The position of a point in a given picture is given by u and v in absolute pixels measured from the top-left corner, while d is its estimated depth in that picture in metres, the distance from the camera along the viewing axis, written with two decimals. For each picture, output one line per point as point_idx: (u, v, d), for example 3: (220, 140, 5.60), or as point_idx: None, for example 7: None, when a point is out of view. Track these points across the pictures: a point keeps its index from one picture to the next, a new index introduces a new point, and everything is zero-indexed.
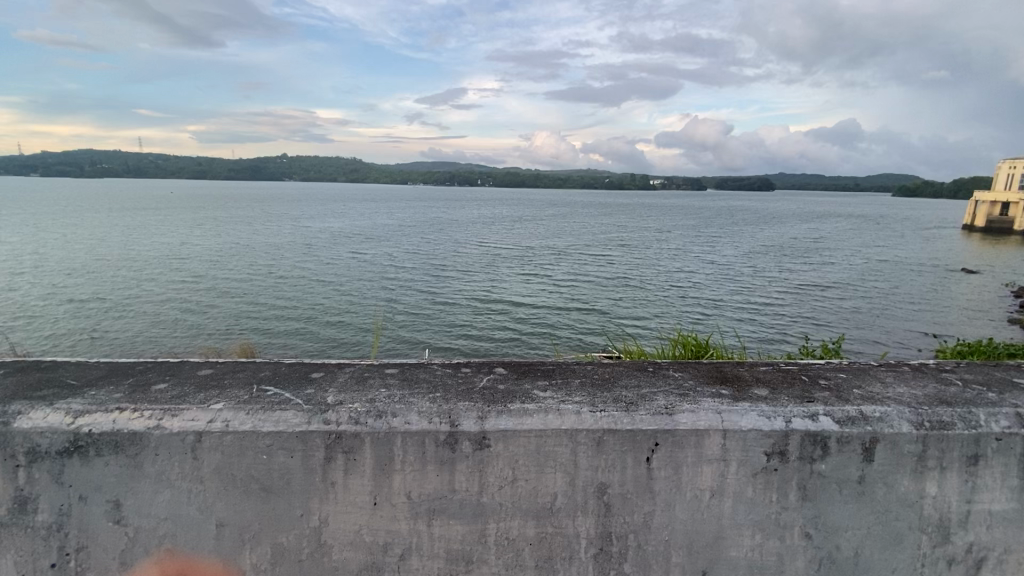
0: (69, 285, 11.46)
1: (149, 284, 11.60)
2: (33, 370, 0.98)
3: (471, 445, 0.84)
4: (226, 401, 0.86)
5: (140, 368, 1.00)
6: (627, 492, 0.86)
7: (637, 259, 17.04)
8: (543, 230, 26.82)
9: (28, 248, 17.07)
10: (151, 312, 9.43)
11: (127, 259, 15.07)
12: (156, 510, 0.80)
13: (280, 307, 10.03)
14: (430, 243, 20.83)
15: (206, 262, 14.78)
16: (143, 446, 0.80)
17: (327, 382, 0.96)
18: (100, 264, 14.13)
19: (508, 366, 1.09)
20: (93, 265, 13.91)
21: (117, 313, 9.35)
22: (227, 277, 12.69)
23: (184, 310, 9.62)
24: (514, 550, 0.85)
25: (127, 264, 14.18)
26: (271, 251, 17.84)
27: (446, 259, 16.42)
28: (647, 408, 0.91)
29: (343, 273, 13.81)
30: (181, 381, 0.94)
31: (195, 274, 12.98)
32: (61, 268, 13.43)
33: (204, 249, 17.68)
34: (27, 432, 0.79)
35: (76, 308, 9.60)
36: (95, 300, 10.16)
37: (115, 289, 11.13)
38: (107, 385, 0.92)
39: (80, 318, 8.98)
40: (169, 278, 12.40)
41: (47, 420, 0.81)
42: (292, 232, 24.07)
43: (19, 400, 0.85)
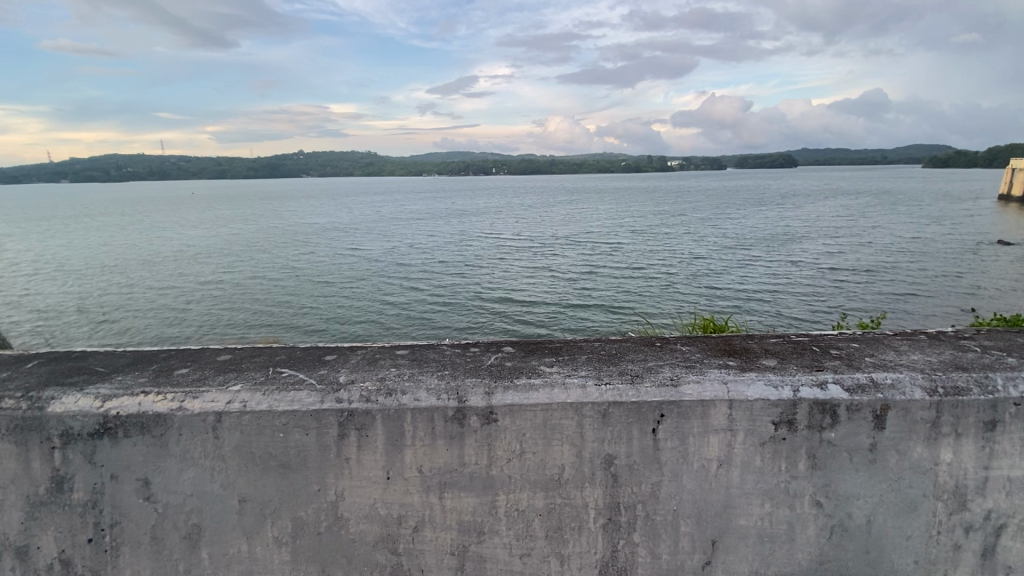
0: (96, 286, 11.87)
1: (174, 283, 11.94)
2: (65, 360, 1.03)
3: (479, 419, 0.86)
4: (244, 383, 0.90)
5: (163, 356, 1.05)
6: (634, 463, 0.87)
7: (651, 246, 16.79)
8: (558, 218, 26.65)
9: (59, 252, 17.69)
10: (177, 310, 9.73)
11: (152, 259, 15.52)
12: (182, 486, 0.84)
13: (296, 303, 10.20)
14: (446, 236, 20.94)
15: (227, 260, 15.11)
16: (167, 427, 0.84)
17: (339, 363, 0.99)
18: (125, 265, 14.58)
19: (516, 345, 1.10)
20: (114, 267, 14.29)
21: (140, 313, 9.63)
22: (247, 274, 12.96)
23: (205, 308, 9.87)
24: (524, 521, 0.87)
25: (152, 265, 14.60)
26: (289, 247, 18.12)
27: (461, 251, 16.49)
28: (653, 380, 0.92)
29: (359, 267, 13.97)
30: (202, 366, 0.99)
31: (216, 273, 13.30)
32: (84, 271, 13.84)
33: (225, 247, 18.04)
34: (59, 416, 0.84)
35: (100, 309, 9.91)
36: (122, 300, 10.51)
37: (142, 289, 11.48)
38: (133, 371, 0.96)
39: (111, 317, 9.36)
40: (191, 277, 12.75)
41: (77, 405, 0.85)
42: (310, 228, 24.38)
43: (53, 387, 0.90)
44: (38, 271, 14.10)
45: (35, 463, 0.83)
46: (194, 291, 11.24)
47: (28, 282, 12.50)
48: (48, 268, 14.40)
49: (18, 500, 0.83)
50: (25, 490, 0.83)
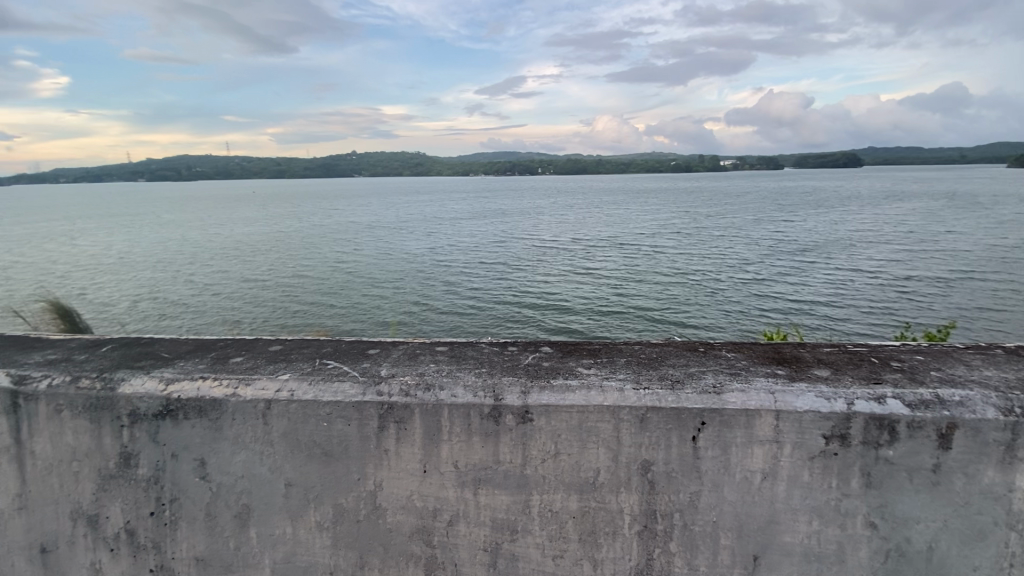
0: (166, 279, 12.75)
1: (235, 278, 12.65)
2: (135, 345, 1.12)
3: (514, 418, 0.86)
4: (292, 372, 0.95)
5: (221, 344, 1.11)
6: (672, 471, 0.85)
7: (699, 249, 16.28)
8: (604, 220, 26.30)
9: (134, 246, 19.10)
10: (236, 303, 10.31)
11: (216, 255, 16.50)
12: (234, 468, 0.89)
13: (346, 299, 10.57)
14: (491, 236, 21.11)
15: (283, 257, 15.84)
16: (222, 411, 0.89)
17: (381, 357, 1.02)
18: (193, 260, 15.57)
19: (555, 345, 1.10)
20: (180, 262, 15.28)
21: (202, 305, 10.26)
22: (301, 270, 13.54)
23: (259, 302, 10.39)
24: (557, 522, 0.87)
25: (215, 260, 15.52)
26: (341, 245, 18.79)
27: (505, 251, 16.59)
28: (693, 387, 0.90)
29: (406, 266, 14.33)
30: (254, 355, 1.04)
31: (273, 268, 13.97)
32: (154, 265, 14.88)
33: (281, 244, 18.94)
34: (128, 396, 0.91)
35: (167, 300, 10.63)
36: (187, 292, 11.23)
37: (206, 282, 12.24)
38: (193, 358, 1.03)
39: (178, 308, 10.03)
40: (250, 272, 13.46)
41: (144, 386, 0.92)
42: (360, 227, 25.22)
43: (124, 369, 0.97)
44: (117, 264, 15.30)
45: (106, 439, 0.90)
46: (252, 285, 11.85)
47: (106, 274, 13.57)
48: (125, 261, 15.60)
49: (90, 473, 0.90)
50: (95, 464, 0.90)
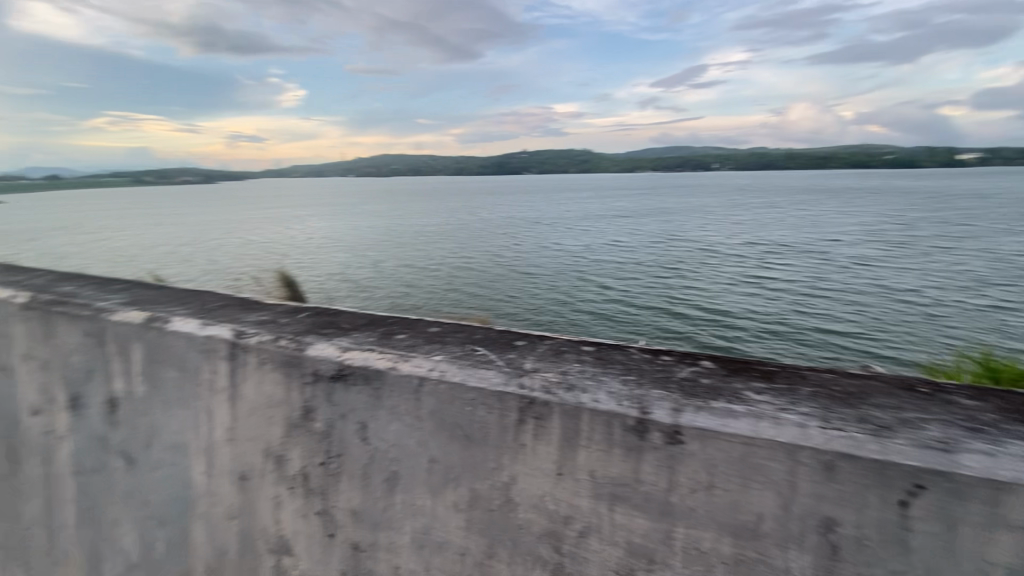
0: (364, 262, 14.98)
1: (416, 265, 14.30)
2: (325, 313, 1.29)
3: (662, 436, 0.77)
4: (444, 354, 0.99)
5: (389, 320, 1.22)
6: (865, 538, 0.67)
7: (917, 263, 13.40)
8: (787, 223, 23.33)
9: (344, 232, 22.83)
10: (415, 286, 11.64)
11: (403, 244, 18.84)
12: (388, 436, 0.96)
13: (506, 290, 11.17)
14: (654, 236, 20.27)
15: (456, 248, 17.41)
16: (383, 382, 0.96)
17: (527, 350, 1.01)
18: (385, 247, 18.02)
19: (717, 360, 0.97)
20: (375, 249, 17.87)
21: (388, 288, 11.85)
22: (469, 261, 14.70)
23: (432, 286, 11.59)
24: (704, 564, 0.75)
25: (402, 248, 17.76)
26: (506, 239, 19.91)
27: (668, 253, 15.78)
28: (907, 438, 0.70)
29: (564, 262, 14.58)
30: (415, 334, 1.12)
31: (447, 258, 15.44)
32: (356, 251, 17.65)
33: (455, 236, 20.82)
34: (312, 358, 1.04)
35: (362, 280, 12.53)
36: (378, 274, 13.04)
37: (393, 266, 14.07)
38: (366, 330, 1.15)
39: (370, 286, 11.71)
40: (428, 260, 15.07)
41: (326, 350, 1.05)
42: (525, 222, 26.40)
43: (313, 334, 1.12)
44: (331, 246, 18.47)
45: (294, 392, 1.05)
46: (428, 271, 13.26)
47: (322, 256, 16.54)
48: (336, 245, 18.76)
49: (281, 420, 1.07)
50: (284, 413, 1.06)
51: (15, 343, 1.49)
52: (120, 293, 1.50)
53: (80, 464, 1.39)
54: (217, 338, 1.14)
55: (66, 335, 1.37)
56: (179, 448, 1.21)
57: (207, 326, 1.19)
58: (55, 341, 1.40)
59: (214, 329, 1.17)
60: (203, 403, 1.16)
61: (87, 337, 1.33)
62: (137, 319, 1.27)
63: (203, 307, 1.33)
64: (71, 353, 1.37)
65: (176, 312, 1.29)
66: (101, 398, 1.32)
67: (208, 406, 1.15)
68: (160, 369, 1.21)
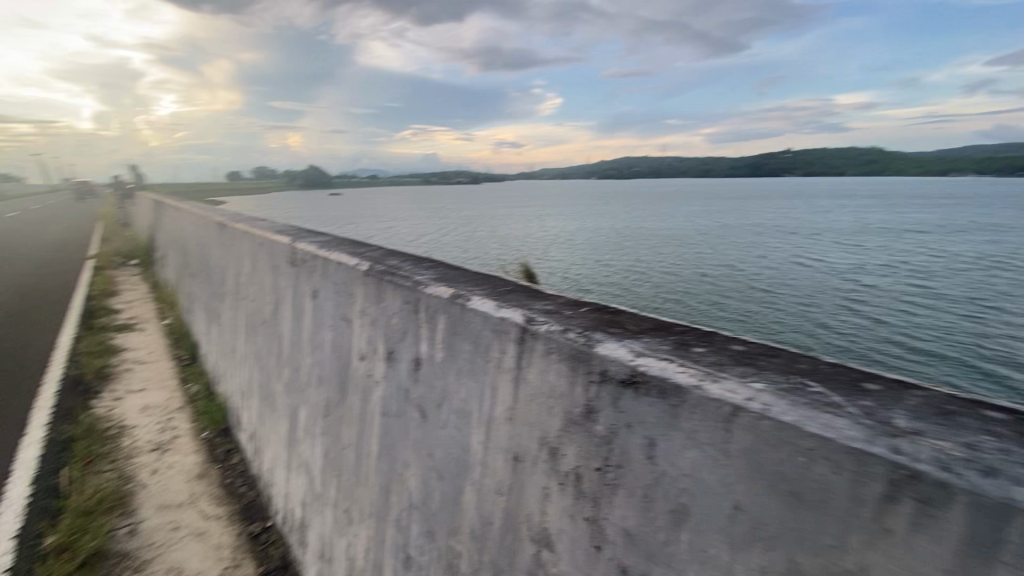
0: (597, 267, 15.42)
1: (648, 280, 14.06)
2: (606, 311, 1.24)
3: None
4: (766, 384, 0.82)
5: (680, 329, 1.11)
6: None
7: None
8: None
9: (580, 234, 23.89)
10: (647, 307, 11.44)
11: (636, 251, 18.72)
12: (681, 463, 0.83)
13: (750, 331, 10.09)
14: (967, 266, 15.49)
15: (692, 264, 16.49)
16: (683, 400, 0.84)
17: (889, 402, 0.76)
18: (618, 253, 18.19)
19: None
20: (610, 253, 18.17)
21: (620, 297, 11.87)
22: (707, 285, 13.76)
23: (665, 310, 11.18)
24: None
25: (634, 256, 17.66)
26: (752, 255, 17.90)
27: (989, 302, 11.95)
28: None
29: (826, 299, 12.40)
30: (717, 350, 0.97)
31: (681, 276, 14.75)
32: (592, 253, 18.26)
33: (692, 247, 19.67)
34: (603, 356, 0.98)
35: (596, 287, 12.85)
36: (610, 284, 13.27)
37: (625, 278, 14.13)
38: (657, 336, 1.05)
39: (602, 296, 11.98)
40: (661, 276, 14.67)
41: (618, 351, 0.98)
42: (777, 233, 23.23)
43: (602, 331, 1.08)
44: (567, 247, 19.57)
45: (579, 388, 1.01)
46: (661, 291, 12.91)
47: (561, 255, 17.60)
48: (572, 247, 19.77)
49: (561, 412, 1.05)
50: (566, 407, 1.04)
51: (358, 301, 1.90)
52: (430, 270, 1.75)
53: (387, 408, 1.66)
54: (509, 320, 1.20)
55: (391, 300, 1.66)
56: (462, 415, 1.32)
57: (501, 307, 1.27)
58: (383, 304, 1.71)
59: (507, 311, 1.24)
60: (489, 379, 1.23)
61: (406, 304, 1.58)
62: (444, 293, 1.43)
63: (494, 289, 1.44)
64: (393, 315, 1.65)
65: (474, 290, 1.42)
66: (409, 357, 1.55)
67: (493, 382, 1.22)
68: (457, 341, 1.35)
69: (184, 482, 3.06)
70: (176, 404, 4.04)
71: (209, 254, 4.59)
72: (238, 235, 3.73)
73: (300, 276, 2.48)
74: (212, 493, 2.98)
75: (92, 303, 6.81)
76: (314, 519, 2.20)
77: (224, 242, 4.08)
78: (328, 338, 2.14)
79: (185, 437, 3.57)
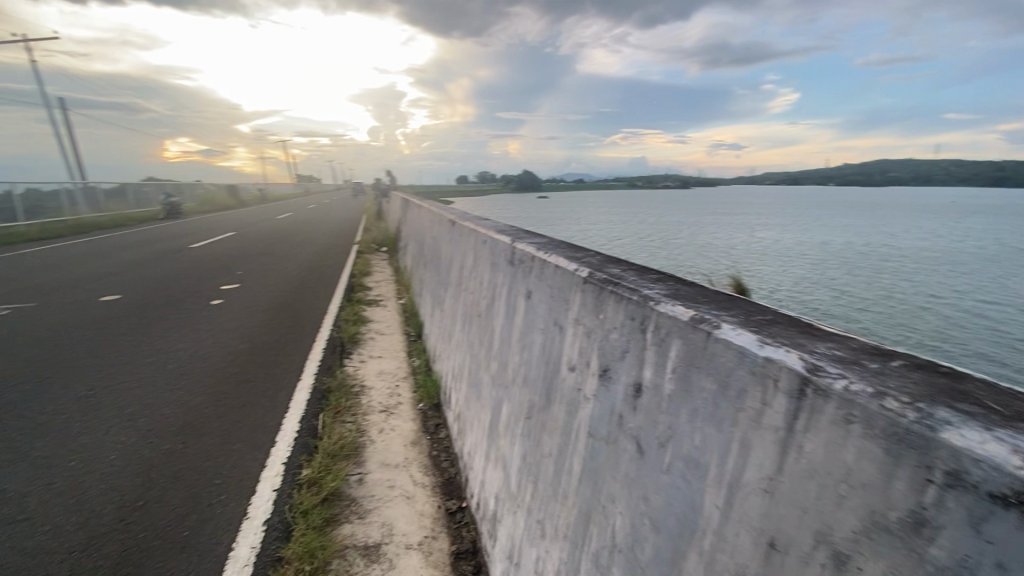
0: (829, 289, 13.02)
1: (903, 311, 11.28)
2: (936, 373, 0.87)
3: None
4: None
5: None
6: None
7: None
8: None
9: (807, 249, 20.57)
10: (899, 344, 9.17)
11: (886, 275, 15.24)
12: None
13: None
14: None
15: (974, 298, 12.66)
16: None
17: None
18: (860, 275, 15.07)
19: None
20: (849, 274, 15.10)
21: (860, 328, 9.78)
22: (999, 327, 10.37)
23: (927, 352, 8.79)
24: None
25: (884, 281, 14.38)
26: None
27: None
28: None
29: None
30: None
31: (956, 311, 11.43)
32: (823, 272, 15.46)
33: (976, 275, 15.11)
34: (954, 449, 0.65)
35: (827, 312, 10.83)
36: (846, 311, 11.04)
37: (869, 306, 11.58)
38: None
39: (835, 323, 10.03)
40: (923, 308, 11.62)
41: (985, 447, 0.64)
42: None
43: (943, 407, 0.74)
44: (789, 263, 17.04)
45: (900, 484, 0.70)
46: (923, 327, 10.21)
47: (782, 272, 15.33)
48: (797, 263, 17.10)
49: (860, 507, 0.75)
50: (872, 503, 0.73)
51: (573, 308, 1.80)
52: (659, 284, 1.55)
53: (596, 430, 1.52)
54: (779, 364, 0.93)
55: (613, 314, 1.51)
56: (695, 465, 1.09)
57: (764, 344, 1.00)
58: (602, 316, 1.58)
59: (774, 351, 0.97)
60: (740, 432, 0.98)
61: (631, 320, 1.41)
62: (682, 314, 1.22)
63: (748, 318, 1.17)
64: (613, 329, 1.50)
65: (722, 317, 1.18)
66: (628, 380, 1.38)
67: (744, 438, 0.97)
68: (696, 376, 1.13)
69: (400, 445, 3.45)
70: (401, 374, 4.64)
71: (440, 247, 5.18)
72: (465, 231, 4.08)
73: (516, 275, 2.53)
74: (421, 461, 3.29)
75: (352, 280, 8.41)
76: (504, 518, 2.19)
77: (452, 237, 4.53)
78: (538, 341, 2.11)
79: (405, 405, 4.06)
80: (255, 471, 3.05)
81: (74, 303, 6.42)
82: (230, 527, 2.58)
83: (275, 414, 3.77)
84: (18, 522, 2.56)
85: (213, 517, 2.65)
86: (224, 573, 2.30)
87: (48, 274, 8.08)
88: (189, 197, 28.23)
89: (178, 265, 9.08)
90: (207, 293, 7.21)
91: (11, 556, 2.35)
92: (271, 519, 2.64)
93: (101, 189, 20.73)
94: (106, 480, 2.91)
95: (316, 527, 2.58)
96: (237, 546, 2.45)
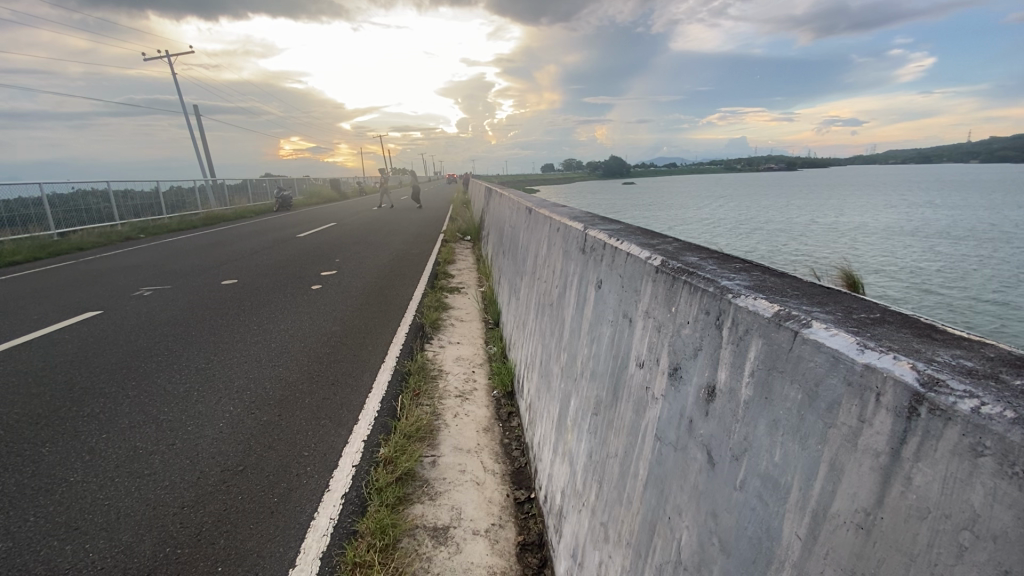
0: (959, 287, 11.49)
1: None
2: None
3: None
4: None
5: None
6: None
7: None
8: None
9: (935, 239, 18.21)
10: None
11: None
12: None
13: None
14: None
15: None
16: None
17: None
18: (1001, 272, 13.11)
19: None
20: (983, 270, 13.21)
21: (995, 332, 8.60)
22: None
23: None
24: None
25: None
26: None
27: None
28: None
29: None
30: None
31: None
32: (952, 266, 13.62)
33: None
34: None
35: (955, 314, 9.57)
36: (980, 313, 9.70)
37: (1010, 307, 10.07)
38: None
39: (964, 326, 8.88)
40: None
41: None
42: None
43: None
44: (912, 254, 15.18)
45: (1008, 519, 0.56)
46: None
47: (901, 264, 13.68)
48: (922, 255, 15.19)
49: (966, 549, 0.61)
50: (985, 544, 0.59)
51: (644, 299, 1.66)
52: (742, 273, 1.37)
53: (664, 433, 1.39)
54: (883, 372, 0.76)
55: (686, 307, 1.36)
56: (774, 485, 0.94)
57: (865, 349, 0.83)
58: (675, 309, 1.43)
59: (878, 357, 0.79)
60: (829, 452, 0.82)
61: (705, 314, 1.26)
62: (764, 311, 1.06)
63: (849, 315, 0.98)
64: (685, 324, 1.36)
65: (815, 314, 1.00)
66: (700, 380, 1.24)
67: (836, 460, 0.81)
68: (779, 381, 0.96)
69: (473, 431, 3.48)
70: (478, 361, 4.70)
71: (517, 234, 5.20)
72: (540, 219, 4.01)
73: (587, 264, 2.42)
74: (492, 448, 3.30)
75: (437, 266, 8.71)
76: (569, 515, 2.11)
77: (530, 226, 4.46)
78: (607, 333, 1.99)
79: (481, 391, 4.10)
80: (339, 447, 3.25)
81: (201, 286, 7.27)
82: (313, 497, 2.77)
83: (360, 393, 3.99)
84: (145, 476, 2.94)
85: (299, 488, 2.86)
86: (306, 540, 2.47)
87: (183, 261, 9.21)
88: (298, 190, 30.89)
89: (286, 253, 9.97)
90: (308, 279, 7.82)
91: (137, 506, 2.69)
92: (349, 493, 2.80)
93: (228, 184, 23.38)
94: (215, 445, 3.25)
95: (389, 505, 2.67)
96: (318, 516, 2.62)
